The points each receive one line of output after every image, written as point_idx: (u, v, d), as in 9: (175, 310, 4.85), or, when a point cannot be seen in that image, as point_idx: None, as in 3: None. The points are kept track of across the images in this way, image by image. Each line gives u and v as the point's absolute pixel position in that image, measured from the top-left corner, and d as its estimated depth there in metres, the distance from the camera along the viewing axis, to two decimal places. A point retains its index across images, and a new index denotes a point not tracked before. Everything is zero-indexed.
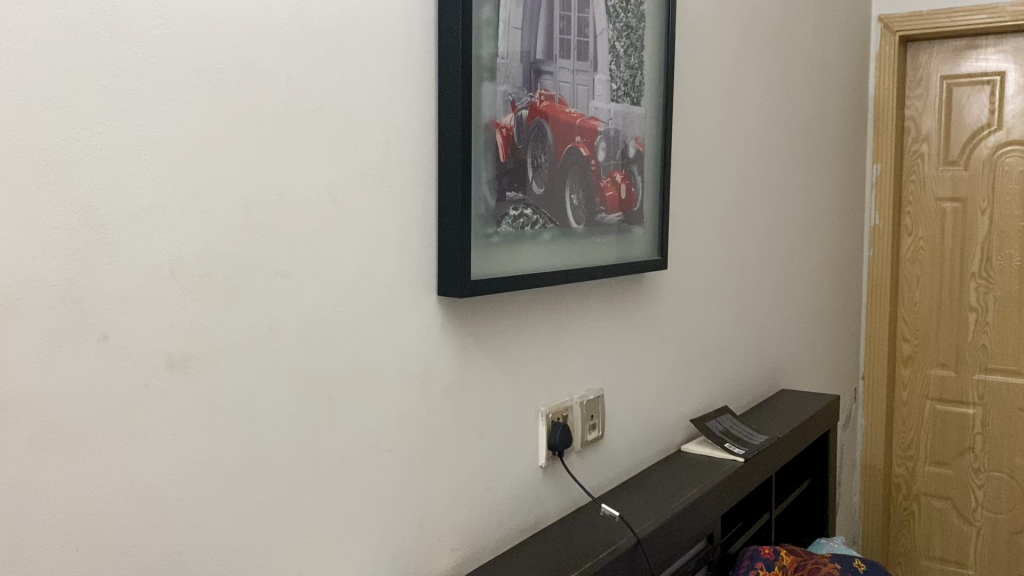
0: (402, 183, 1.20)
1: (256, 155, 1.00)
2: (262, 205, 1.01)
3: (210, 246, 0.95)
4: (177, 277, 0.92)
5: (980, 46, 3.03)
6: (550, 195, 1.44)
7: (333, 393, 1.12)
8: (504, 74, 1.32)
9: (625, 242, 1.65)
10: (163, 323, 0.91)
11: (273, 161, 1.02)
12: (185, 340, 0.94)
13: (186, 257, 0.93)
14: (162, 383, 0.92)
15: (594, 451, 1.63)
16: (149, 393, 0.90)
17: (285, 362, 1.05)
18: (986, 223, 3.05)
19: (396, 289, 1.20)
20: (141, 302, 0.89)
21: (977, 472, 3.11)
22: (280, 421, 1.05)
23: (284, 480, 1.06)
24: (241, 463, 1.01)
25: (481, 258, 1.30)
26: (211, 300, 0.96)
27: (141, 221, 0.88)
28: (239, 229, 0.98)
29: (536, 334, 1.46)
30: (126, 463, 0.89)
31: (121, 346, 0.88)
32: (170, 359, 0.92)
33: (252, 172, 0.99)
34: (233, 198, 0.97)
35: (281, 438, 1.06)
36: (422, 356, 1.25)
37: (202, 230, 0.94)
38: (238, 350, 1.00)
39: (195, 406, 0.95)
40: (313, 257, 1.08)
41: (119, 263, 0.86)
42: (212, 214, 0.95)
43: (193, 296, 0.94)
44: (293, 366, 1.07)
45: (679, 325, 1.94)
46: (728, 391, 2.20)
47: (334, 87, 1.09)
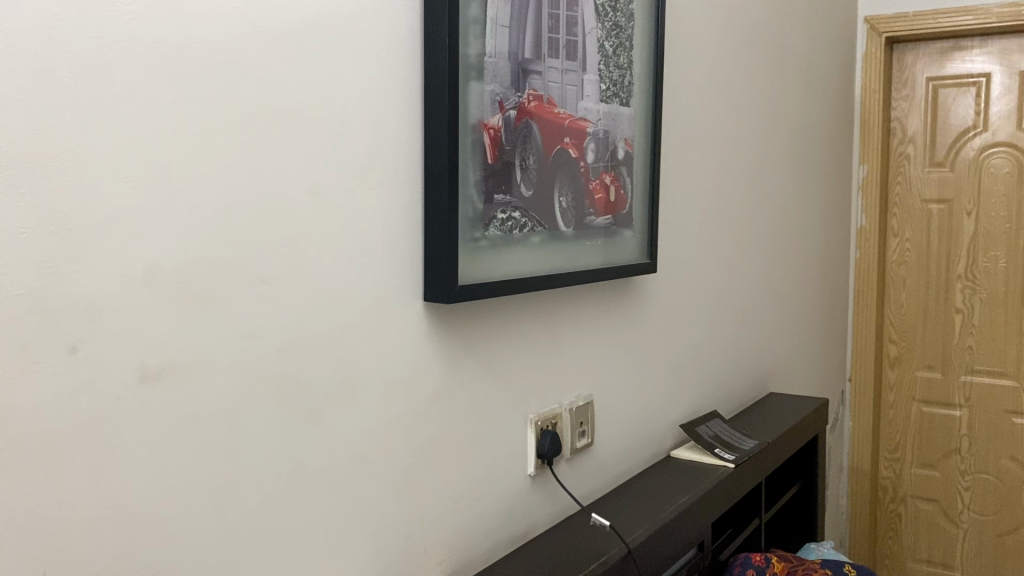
0: (387, 186, 1.16)
1: (235, 157, 0.96)
2: (241, 209, 0.97)
3: (186, 253, 0.91)
4: (151, 285, 0.88)
5: (965, 47, 3.02)
6: (539, 197, 1.40)
7: (317, 404, 1.08)
8: (491, 73, 1.28)
9: (615, 246, 1.62)
10: (137, 333, 0.87)
11: (252, 164, 0.98)
12: (161, 351, 0.90)
13: (161, 264, 0.89)
14: (137, 397, 0.88)
15: (584, 459, 1.60)
16: (122, 407, 0.86)
17: (265, 372, 1.01)
18: (972, 225, 3.05)
19: (381, 295, 1.17)
20: (114, 312, 0.85)
21: (963, 474, 3.10)
22: (261, 433, 1.01)
23: (265, 495, 1.02)
24: (219, 478, 0.97)
25: (469, 262, 1.26)
26: (187, 309, 0.92)
27: (113, 227, 0.84)
28: (217, 234, 0.94)
29: (524, 340, 1.43)
30: (98, 481, 0.84)
31: (93, 359, 0.83)
32: (145, 371, 0.88)
33: (230, 175, 0.95)
34: (209, 202, 0.93)
35: (262, 451, 1.02)
36: (408, 364, 1.21)
37: (177, 236, 0.90)
38: (216, 361, 0.96)
39: (170, 420, 0.91)
40: (295, 262, 1.04)
41: (90, 272, 0.82)
42: (187, 219, 0.91)
43: (169, 305, 0.90)
44: (273, 376, 1.03)
45: (668, 329, 1.91)
46: (717, 395, 2.17)
47: (317, 87, 1.05)
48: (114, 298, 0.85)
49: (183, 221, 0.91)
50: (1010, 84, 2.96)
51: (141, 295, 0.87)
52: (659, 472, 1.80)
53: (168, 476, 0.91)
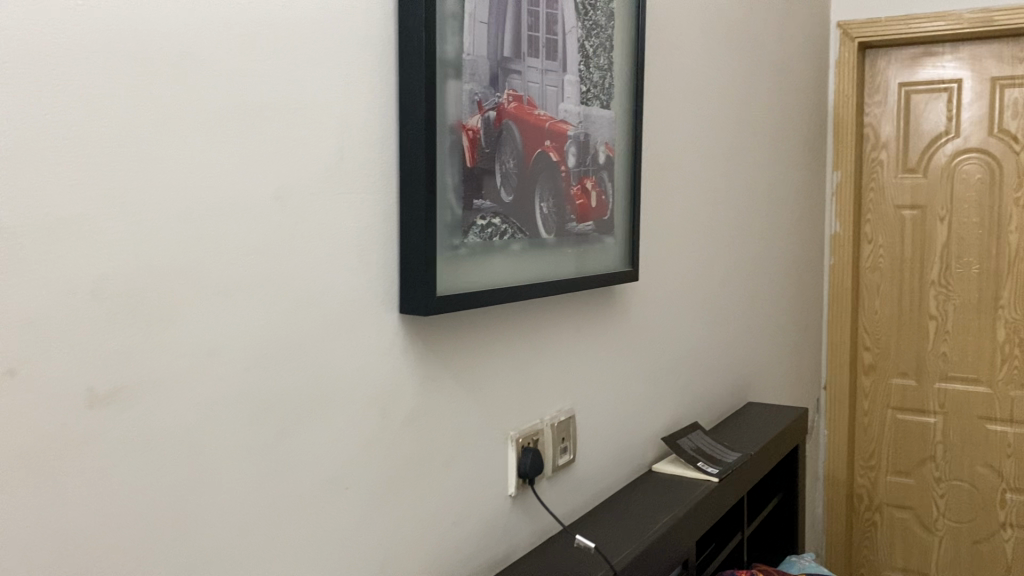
0: (360, 190, 1.08)
1: (195, 159, 0.88)
2: (201, 215, 0.89)
3: (141, 262, 0.83)
4: (101, 298, 0.80)
5: (937, 53, 3.01)
6: (519, 202, 1.33)
7: (285, 425, 1.00)
8: (469, 72, 1.21)
9: (596, 253, 1.56)
10: (86, 351, 0.79)
11: (214, 167, 0.90)
12: (112, 370, 0.81)
13: (112, 275, 0.81)
14: (84, 422, 0.79)
15: (565, 476, 1.53)
16: (68, 433, 0.78)
17: (229, 392, 0.93)
18: (945, 231, 3.04)
19: (354, 308, 1.09)
20: (57, 328, 0.76)
21: (938, 481, 3.09)
22: (224, 459, 0.93)
23: (228, 526, 0.94)
24: (178, 508, 0.88)
25: (447, 271, 1.19)
26: (141, 325, 0.84)
27: (58, 233, 0.76)
28: (176, 242, 0.86)
29: (504, 353, 1.36)
30: (39, 516, 0.76)
31: (37, 380, 0.75)
32: (93, 394, 0.80)
33: (190, 179, 0.87)
34: (167, 207, 0.85)
35: (225, 478, 0.93)
36: (383, 380, 1.14)
37: (130, 245, 0.82)
38: (175, 380, 0.87)
39: (123, 447, 0.83)
40: (261, 272, 0.96)
41: (30, 283, 0.74)
42: (142, 226, 0.83)
43: (121, 320, 0.82)
44: (238, 396, 0.94)
45: (649, 339, 1.85)
46: (697, 406, 2.12)
47: (283, 84, 0.97)
48: (59, 313, 0.76)
49: (137, 228, 0.82)
50: (981, 90, 2.96)
51: (91, 309, 0.79)
52: (641, 487, 1.73)
53: (121, 508, 0.83)
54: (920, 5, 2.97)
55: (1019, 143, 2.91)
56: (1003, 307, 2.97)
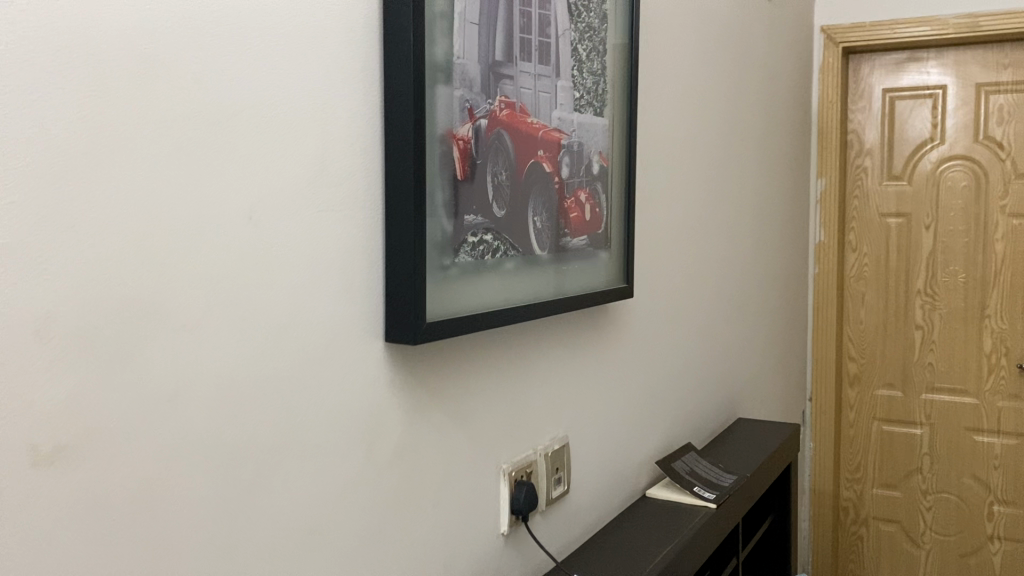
0: (341, 208, 0.98)
1: (156, 177, 0.77)
2: (163, 240, 0.78)
3: (93, 296, 0.72)
4: (45, 339, 0.69)
5: (921, 59, 2.96)
6: (512, 217, 1.24)
7: (258, 472, 0.89)
8: (460, 77, 1.11)
9: (591, 270, 1.46)
10: (28, 401, 0.68)
11: (176, 184, 0.79)
12: (59, 422, 0.70)
13: (57, 313, 0.70)
14: (26, 484, 0.68)
15: (559, 509, 1.43)
16: (7, 497, 0.67)
17: (195, 440, 0.82)
18: (930, 239, 2.99)
19: (336, 338, 0.98)
20: None
21: (925, 494, 3.04)
22: (190, 516, 0.82)
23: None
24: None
25: (437, 295, 1.09)
26: (92, 369, 0.73)
27: None
28: (134, 273, 0.76)
29: (496, 380, 1.26)
30: None
31: None
32: (36, 453, 0.69)
33: (147, 200, 0.76)
34: (123, 231, 0.74)
35: (192, 537, 0.82)
36: (368, 417, 1.03)
37: (79, 278, 0.71)
38: (132, 431, 0.76)
39: (70, 509, 0.72)
40: (232, 302, 0.85)
41: None
42: (92, 257, 0.72)
43: (68, 363, 0.71)
44: (206, 444, 0.84)
45: (642, 358, 1.76)
46: (689, 425, 2.03)
47: (255, 91, 0.86)
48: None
49: (87, 259, 0.71)
50: (966, 96, 2.91)
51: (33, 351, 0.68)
52: (635, 516, 1.64)
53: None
54: (905, 9, 2.92)
55: (1005, 151, 2.87)
56: (989, 317, 2.93)
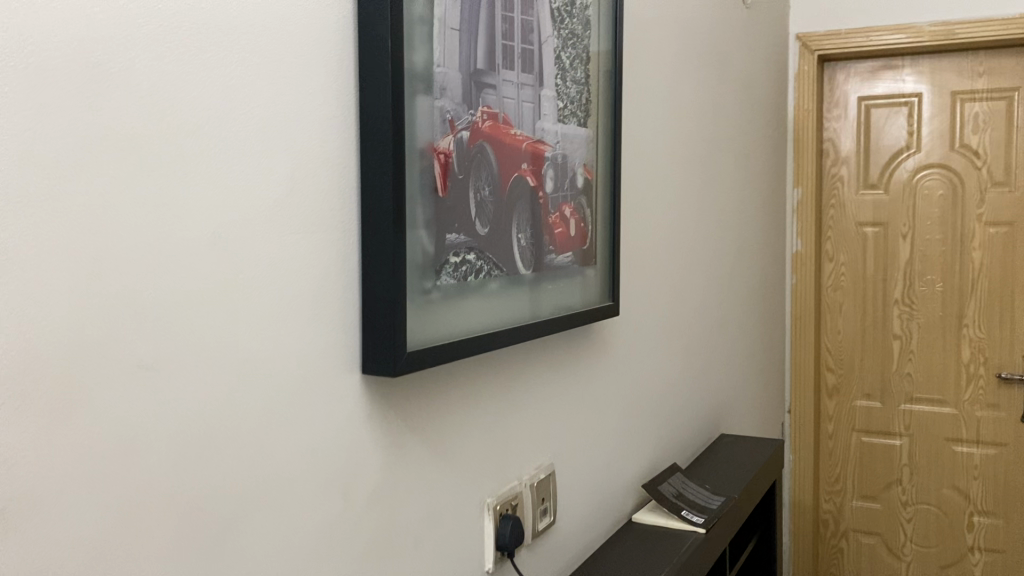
0: (314, 231, 0.90)
1: (110, 201, 0.69)
2: (112, 272, 0.69)
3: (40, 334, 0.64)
4: None
5: (896, 66, 2.94)
6: (495, 234, 1.16)
7: (226, 524, 0.81)
8: (440, 86, 1.04)
9: (576, 288, 1.39)
10: None
11: (128, 209, 0.70)
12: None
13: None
14: None
15: (546, 540, 1.36)
16: None
17: (154, 494, 0.74)
18: (907, 248, 2.96)
19: (310, 371, 0.90)
20: None
21: (905, 505, 3.01)
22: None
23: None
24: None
25: (418, 321, 1.01)
26: (35, 420, 0.64)
27: None
28: (87, 307, 0.68)
29: (479, 409, 1.18)
30: None
31: None
32: None
33: (92, 227, 0.68)
34: (65, 265, 0.66)
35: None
36: (345, 455, 0.95)
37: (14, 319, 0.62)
38: (84, 486, 0.68)
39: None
40: (193, 338, 0.77)
41: None
42: (27, 295, 0.63)
43: (10, 412, 0.62)
44: (167, 497, 0.75)
45: (626, 378, 1.69)
46: (673, 444, 1.97)
47: (218, 105, 0.78)
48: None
49: (22, 296, 0.63)
50: (942, 104, 2.89)
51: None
52: (623, 543, 1.57)
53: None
54: (879, 17, 2.89)
55: (981, 159, 2.86)
56: (967, 326, 2.91)
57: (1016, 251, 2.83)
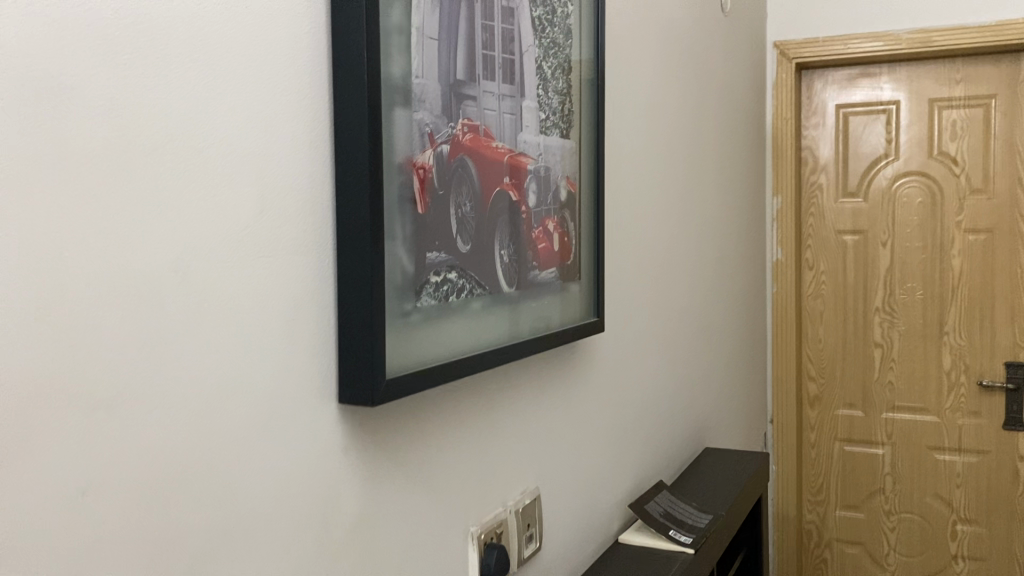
0: (285, 253, 0.84)
1: (64, 226, 0.64)
2: (64, 304, 0.64)
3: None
4: None
5: (874, 74, 2.93)
6: (477, 251, 1.12)
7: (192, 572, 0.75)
8: (419, 98, 0.99)
9: (559, 305, 1.35)
10: None
11: (81, 233, 0.65)
12: None
13: None
14: None
15: (531, 567, 1.31)
16: None
17: (111, 545, 0.68)
18: (887, 256, 2.95)
19: (284, 402, 0.85)
20: None
21: (888, 514, 2.99)
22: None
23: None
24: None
25: (398, 344, 0.96)
26: None
27: None
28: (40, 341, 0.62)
29: (462, 433, 1.14)
30: None
31: None
32: None
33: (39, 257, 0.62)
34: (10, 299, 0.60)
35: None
36: (322, 489, 0.90)
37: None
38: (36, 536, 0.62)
39: None
40: (156, 372, 0.71)
41: None
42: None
43: None
44: (126, 546, 0.69)
45: (610, 394, 1.65)
46: (658, 460, 1.93)
47: (182, 121, 0.73)
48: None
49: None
50: (920, 112, 2.89)
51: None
52: (610, 566, 1.52)
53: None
54: (857, 24, 2.88)
55: (959, 166, 2.85)
56: (948, 334, 2.89)
57: (995, 258, 2.83)
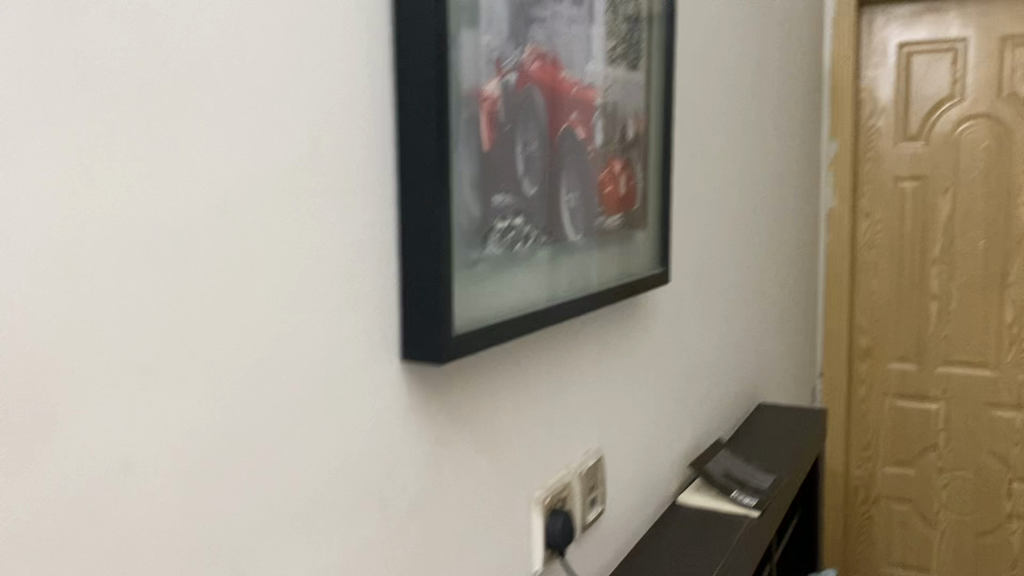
0: (343, 193, 0.74)
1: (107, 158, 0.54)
2: (100, 233, 0.54)
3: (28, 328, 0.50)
4: None
5: (940, 9, 2.75)
6: (544, 195, 1.01)
7: (235, 561, 0.65)
8: (486, 20, 0.88)
9: (625, 253, 1.24)
10: None
11: (120, 147, 0.55)
12: None
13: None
14: None
15: (596, 532, 1.22)
16: None
17: (156, 525, 0.58)
18: (949, 204, 2.80)
19: (344, 362, 0.76)
20: None
21: (940, 471, 2.89)
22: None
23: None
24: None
25: (464, 297, 0.86)
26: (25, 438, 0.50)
27: None
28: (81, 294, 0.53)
29: (527, 392, 1.04)
30: None
31: None
32: None
33: (68, 176, 0.52)
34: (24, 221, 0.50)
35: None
36: (383, 456, 0.81)
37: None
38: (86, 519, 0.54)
39: None
40: (207, 333, 0.61)
41: None
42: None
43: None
44: (173, 525, 0.60)
45: (673, 349, 1.55)
46: (716, 417, 1.84)
47: (229, 39, 0.62)
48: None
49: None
50: (989, 50, 2.71)
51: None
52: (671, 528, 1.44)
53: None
54: None
55: None
56: (1011, 285, 2.75)
57: None
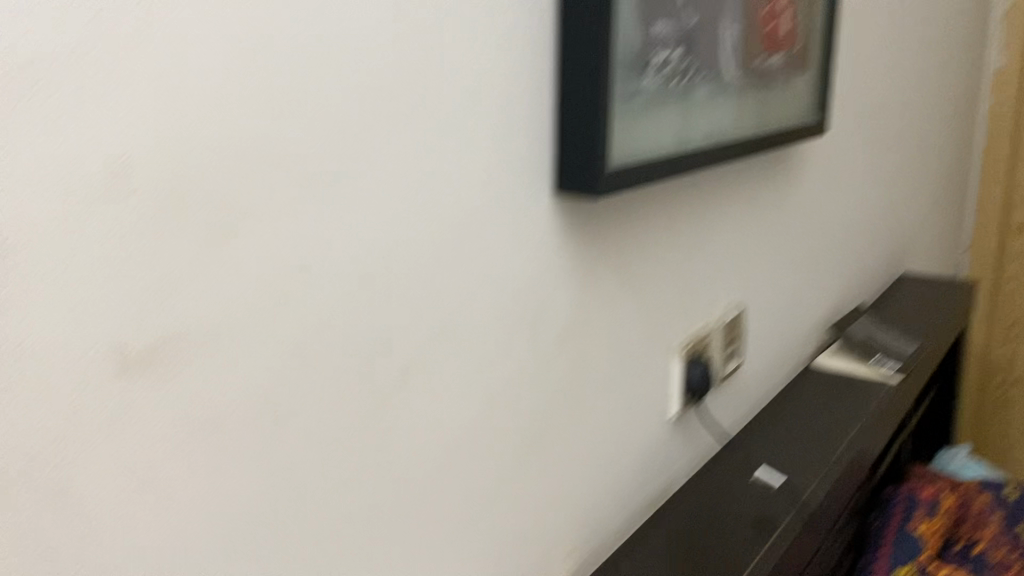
0: (503, 12, 0.71)
1: None
2: (273, 24, 0.54)
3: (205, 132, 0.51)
4: (140, 198, 0.48)
5: None
6: (705, 27, 0.95)
7: (396, 376, 0.67)
8: None
9: (783, 99, 1.17)
10: (121, 290, 0.48)
11: None
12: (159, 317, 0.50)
13: (156, 161, 0.49)
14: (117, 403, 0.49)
15: (733, 385, 1.21)
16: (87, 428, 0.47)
17: (323, 334, 0.61)
18: None
19: (502, 191, 0.74)
20: (63, 264, 0.45)
21: None
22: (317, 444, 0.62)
23: (325, 541, 0.64)
24: (243, 537, 0.58)
25: (622, 130, 0.83)
26: (205, 239, 0.52)
27: (62, 107, 0.44)
28: (251, 101, 0.53)
29: (675, 238, 1.02)
30: (55, 561, 0.47)
31: (39, 358, 0.45)
32: (124, 357, 0.49)
33: None
34: None
35: (319, 472, 0.62)
36: (535, 289, 0.81)
37: (136, 54, 0.47)
38: (260, 320, 0.56)
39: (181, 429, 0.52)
40: (367, 151, 0.61)
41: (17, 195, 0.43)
42: (143, 39, 0.47)
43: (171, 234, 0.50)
44: (337, 337, 0.62)
45: (824, 208, 1.48)
46: (859, 284, 1.76)
47: None
48: (14, 208, 0.43)
49: (134, 16, 0.46)
50: None
51: (86, 183, 0.46)
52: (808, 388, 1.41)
53: (172, 532, 0.53)
54: None
55: None
56: None
57: None
